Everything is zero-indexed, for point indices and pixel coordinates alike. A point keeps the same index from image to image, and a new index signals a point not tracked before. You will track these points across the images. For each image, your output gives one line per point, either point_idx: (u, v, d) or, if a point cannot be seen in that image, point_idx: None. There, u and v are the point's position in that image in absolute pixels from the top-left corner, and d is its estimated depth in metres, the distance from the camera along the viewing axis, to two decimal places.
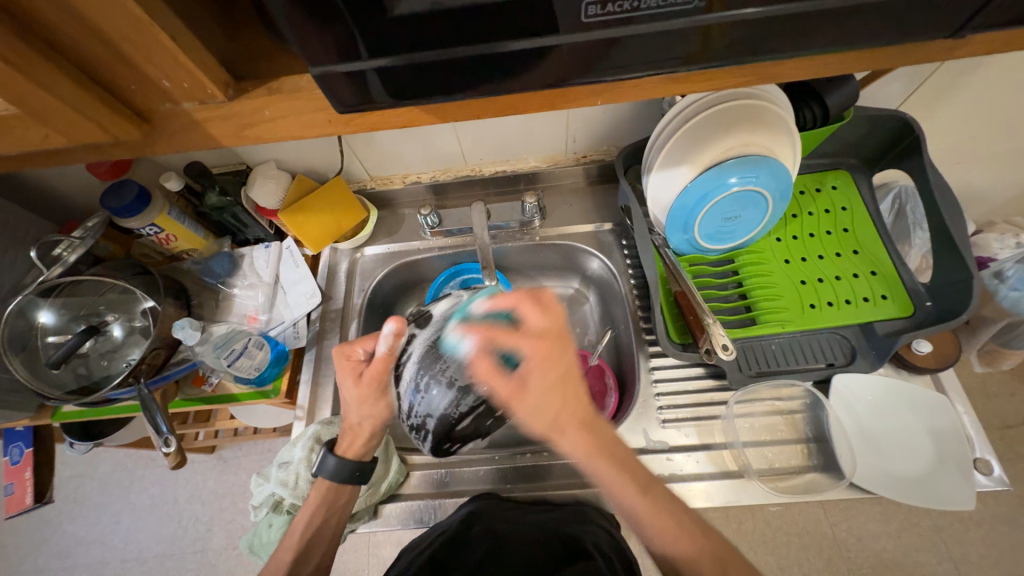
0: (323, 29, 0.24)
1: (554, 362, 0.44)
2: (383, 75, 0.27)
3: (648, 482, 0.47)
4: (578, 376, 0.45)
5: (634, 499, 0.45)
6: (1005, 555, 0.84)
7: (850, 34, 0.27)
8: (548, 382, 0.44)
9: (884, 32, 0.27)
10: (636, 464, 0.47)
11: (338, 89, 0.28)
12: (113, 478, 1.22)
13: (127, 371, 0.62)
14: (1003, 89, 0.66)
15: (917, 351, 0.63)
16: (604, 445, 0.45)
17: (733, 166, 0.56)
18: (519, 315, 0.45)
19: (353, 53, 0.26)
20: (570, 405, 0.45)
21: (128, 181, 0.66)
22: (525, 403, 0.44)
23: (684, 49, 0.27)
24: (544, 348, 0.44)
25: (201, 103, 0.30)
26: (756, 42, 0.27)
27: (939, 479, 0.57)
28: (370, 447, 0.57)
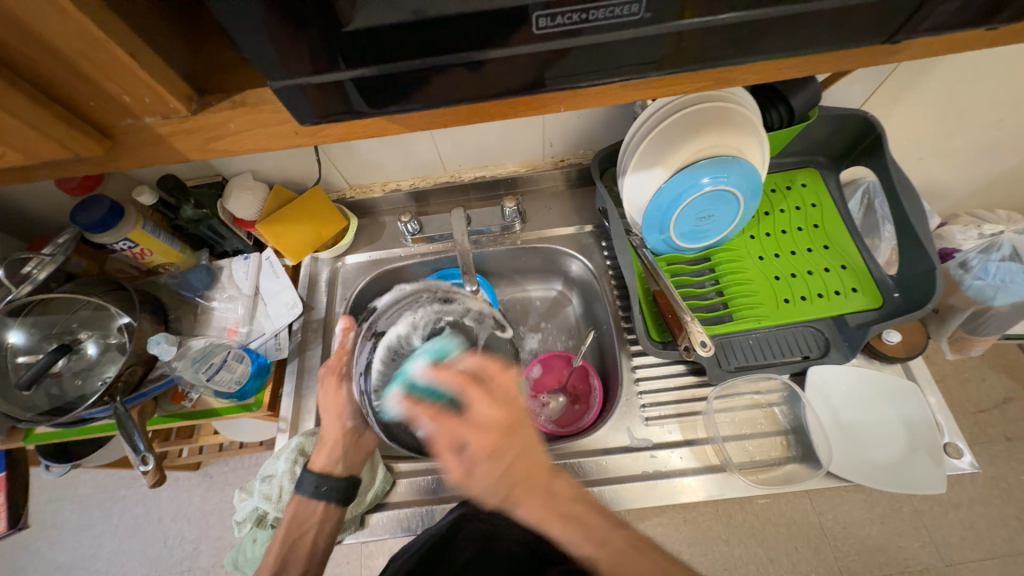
0: (281, 44, 0.25)
1: (513, 445, 0.44)
2: (360, 83, 0.28)
3: (607, 536, 0.42)
4: (531, 453, 0.44)
5: (591, 553, 0.41)
6: (983, 537, 0.86)
7: (795, 40, 0.28)
8: (495, 463, 0.43)
9: (827, 37, 0.28)
10: (593, 515, 0.43)
11: (313, 97, 0.28)
12: (93, 501, 1.19)
13: (101, 390, 0.61)
14: (957, 87, 0.69)
15: (888, 341, 0.66)
16: (559, 510, 0.43)
17: (705, 167, 0.57)
18: (468, 393, 0.45)
19: (313, 67, 0.26)
20: (520, 474, 0.43)
21: (100, 196, 0.65)
22: (474, 484, 0.43)
23: (638, 58, 0.28)
24: (496, 419, 0.44)
25: (164, 117, 0.29)
26: (707, 49, 0.28)
27: (912, 465, 0.59)
28: (337, 461, 0.59)
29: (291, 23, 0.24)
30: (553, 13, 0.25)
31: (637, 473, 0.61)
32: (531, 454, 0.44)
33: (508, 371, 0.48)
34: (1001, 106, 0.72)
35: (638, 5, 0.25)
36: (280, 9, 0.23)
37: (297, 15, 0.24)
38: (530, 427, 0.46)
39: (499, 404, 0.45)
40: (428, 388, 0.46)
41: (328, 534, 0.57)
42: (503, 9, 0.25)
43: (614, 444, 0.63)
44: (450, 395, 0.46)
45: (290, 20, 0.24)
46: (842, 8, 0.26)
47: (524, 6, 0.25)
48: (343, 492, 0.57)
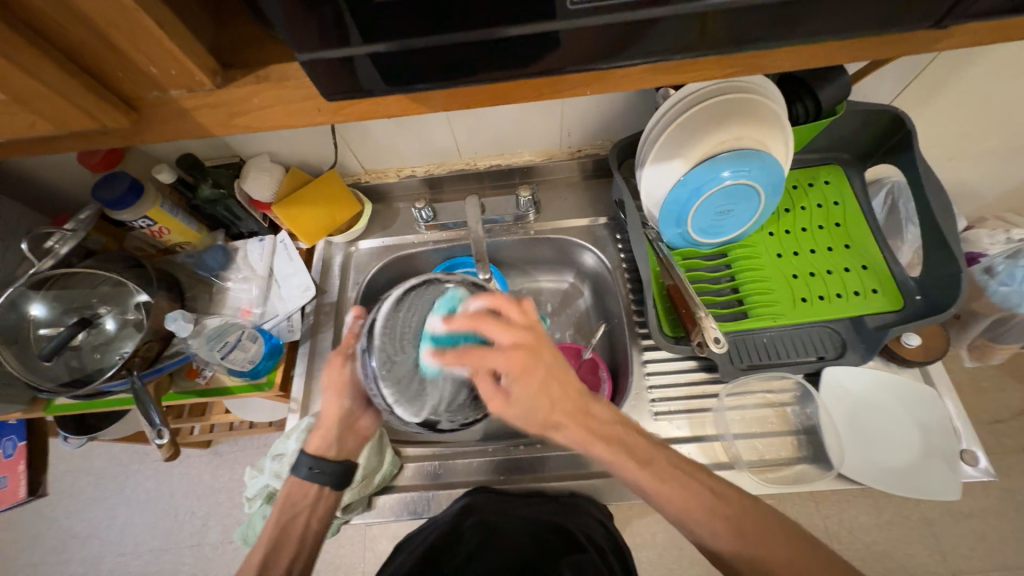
0: (308, 17, 0.25)
1: (538, 358, 0.44)
2: (376, 60, 0.27)
3: (649, 455, 0.45)
4: (559, 376, 0.45)
5: (633, 472, 0.44)
6: (994, 548, 0.85)
7: (832, 23, 0.27)
8: (533, 394, 0.43)
9: (866, 20, 0.27)
10: (631, 437, 0.46)
11: (325, 76, 0.28)
12: (108, 473, 1.22)
13: (120, 363, 0.62)
14: (992, 84, 0.66)
15: (906, 344, 0.64)
16: (601, 434, 0.45)
17: (726, 160, 0.56)
18: (485, 329, 0.42)
19: (337, 41, 0.26)
20: (557, 403, 0.44)
21: (121, 173, 0.65)
22: (512, 411, 0.42)
23: (666, 40, 0.28)
24: (520, 343, 0.43)
25: (190, 91, 0.29)
26: (739, 31, 0.27)
27: (926, 470, 0.58)
28: (332, 444, 0.55)
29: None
30: None
31: None
32: (562, 377, 0.45)
33: (521, 302, 0.45)
34: None
35: None
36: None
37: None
38: (553, 349, 0.45)
39: (517, 329, 0.43)
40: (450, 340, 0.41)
41: (319, 517, 0.56)
42: None
43: None
44: (471, 338, 0.42)
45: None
46: None
47: None
48: (336, 476, 0.55)
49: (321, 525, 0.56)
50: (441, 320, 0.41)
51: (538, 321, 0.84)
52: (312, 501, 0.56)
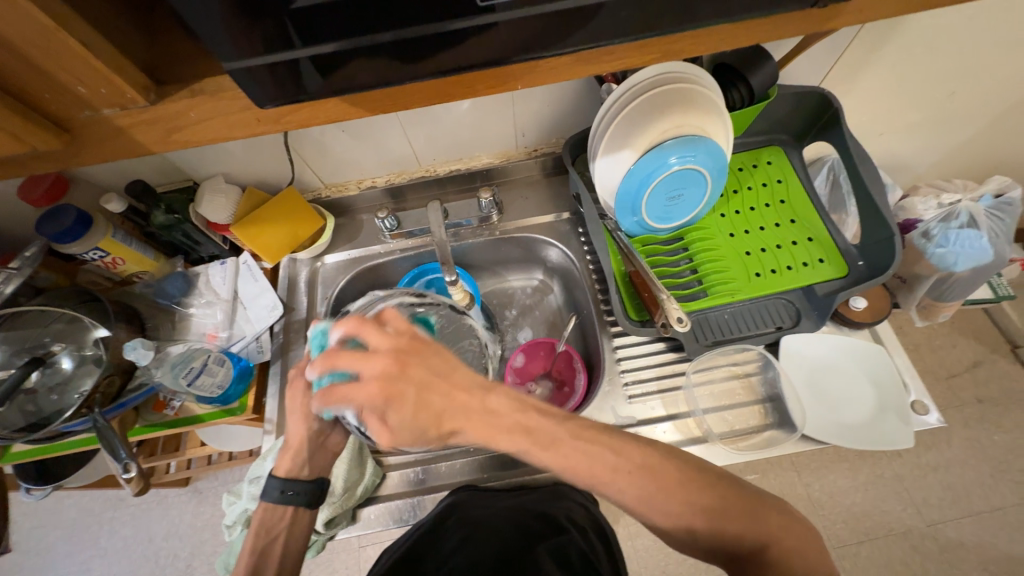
0: (234, 28, 0.25)
1: (409, 361, 0.47)
2: (317, 63, 0.28)
3: (555, 437, 0.45)
4: (434, 387, 0.46)
5: (541, 457, 0.44)
6: (960, 496, 0.90)
7: (728, 7, 0.30)
8: (406, 416, 0.45)
9: (756, 4, 0.30)
10: (535, 417, 0.46)
11: (261, 82, 0.28)
12: (79, 525, 1.16)
13: (79, 401, 0.60)
14: (906, 62, 0.72)
15: (854, 307, 0.68)
16: (500, 428, 0.45)
17: (671, 146, 0.58)
18: (343, 364, 0.46)
19: (265, 49, 0.27)
20: (446, 411, 0.46)
21: (66, 205, 0.63)
22: (398, 438, 0.46)
23: (582, 29, 0.30)
24: (384, 367, 0.46)
25: (123, 109, 0.30)
26: (646, 18, 0.30)
27: (881, 424, 0.62)
28: (302, 465, 0.57)
29: (240, 6, 0.25)
30: None
31: None
32: (437, 388, 0.46)
33: (381, 319, 0.48)
34: (949, 78, 0.75)
35: None
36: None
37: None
38: (421, 359, 0.47)
39: (383, 344, 0.47)
40: (326, 375, 0.48)
41: (298, 537, 0.56)
42: None
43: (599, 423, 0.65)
44: (340, 372, 0.48)
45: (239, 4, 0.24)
46: None
47: None
48: (310, 494, 0.56)
49: (299, 543, 0.56)
50: (314, 357, 0.50)
51: (510, 321, 0.85)
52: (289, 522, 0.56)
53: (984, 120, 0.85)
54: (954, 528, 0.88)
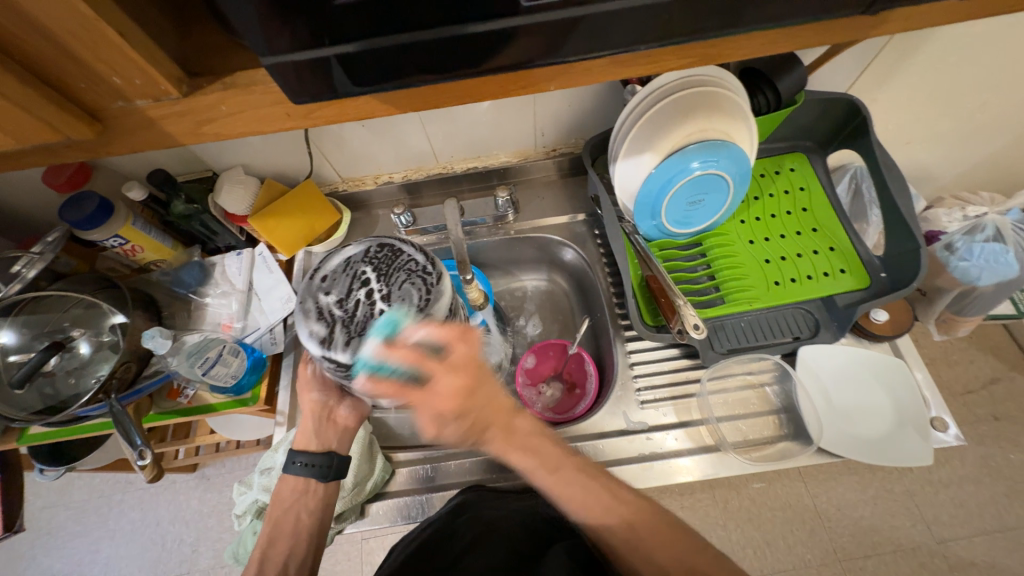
0: (271, 23, 0.25)
1: (474, 392, 0.49)
2: (351, 61, 0.28)
3: (558, 463, 0.51)
4: (494, 408, 0.51)
5: (544, 479, 0.51)
6: (972, 515, 0.88)
7: (774, 11, 0.29)
8: (459, 426, 0.49)
9: (804, 8, 0.29)
10: (548, 446, 0.52)
11: (295, 79, 0.28)
12: (89, 506, 1.18)
13: (96, 387, 0.60)
14: (937, 71, 0.70)
15: (875, 320, 0.67)
16: (518, 446, 0.52)
17: (694, 151, 0.58)
18: (425, 366, 0.45)
19: (300, 45, 0.27)
20: (486, 416, 0.51)
21: (89, 192, 0.64)
22: (441, 433, 0.49)
23: (623, 32, 0.29)
24: (458, 388, 0.47)
25: (156, 100, 0.29)
26: (688, 22, 0.29)
27: (899, 439, 0.61)
28: (314, 434, 0.57)
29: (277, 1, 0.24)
30: None
31: (634, 455, 0.62)
32: (493, 402, 0.51)
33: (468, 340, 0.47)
34: (981, 88, 0.73)
35: None
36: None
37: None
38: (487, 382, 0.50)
39: (456, 369, 0.47)
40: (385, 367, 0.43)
41: (311, 510, 0.55)
42: None
43: (610, 428, 0.65)
44: (404, 369, 0.44)
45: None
46: None
47: None
48: (324, 467, 0.55)
49: (312, 518, 0.55)
50: (380, 345, 0.43)
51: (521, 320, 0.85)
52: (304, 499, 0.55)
53: (1016, 131, 0.83)
54: (964, 547, 0.86)
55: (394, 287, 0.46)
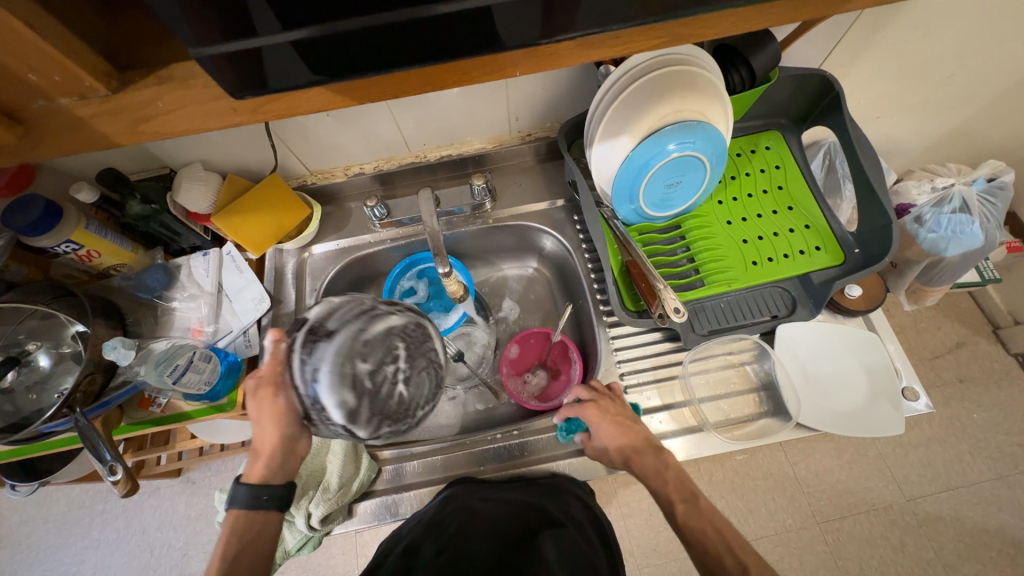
0: (198, 9, 0.23)
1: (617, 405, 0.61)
2: (298, 48, 0.26)
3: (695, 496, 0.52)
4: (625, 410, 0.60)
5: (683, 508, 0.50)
6: (939, 473, 0.92)
7: None
8: (614, 414, 0.59)
9: None
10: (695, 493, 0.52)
11: (237, 71, 0.26)
12: (70, 517, 1.15)
13: (59, 401, 0.56)
14: (906, 45, 0.70)
15: (849, 296, 0.68)
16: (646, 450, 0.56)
17: (670, 133, 0.57)
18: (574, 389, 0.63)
19: (235, 33, 0.24)
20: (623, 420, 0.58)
21: (33, 195, 0.59)
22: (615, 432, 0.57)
23: (585, 18, 0.28)
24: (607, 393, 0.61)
25: (81, 98, 0.27)
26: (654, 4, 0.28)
27: (873, 411, 0.62)
28: (279, 470, 0.52)
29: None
30: None
31: None
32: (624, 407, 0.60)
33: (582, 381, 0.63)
34: (949, 60, 0.74)
35: None
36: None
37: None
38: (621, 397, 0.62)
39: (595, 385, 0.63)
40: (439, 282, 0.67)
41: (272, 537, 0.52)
42: None
43: None
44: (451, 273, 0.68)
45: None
46: None
47: None
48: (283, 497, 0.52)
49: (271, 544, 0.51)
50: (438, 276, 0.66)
51: (501, 308, 0.84)
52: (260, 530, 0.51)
53: (982, 103, 0.84)
54: (933, 503, 0.91)
55: (419, 373, 0.41)
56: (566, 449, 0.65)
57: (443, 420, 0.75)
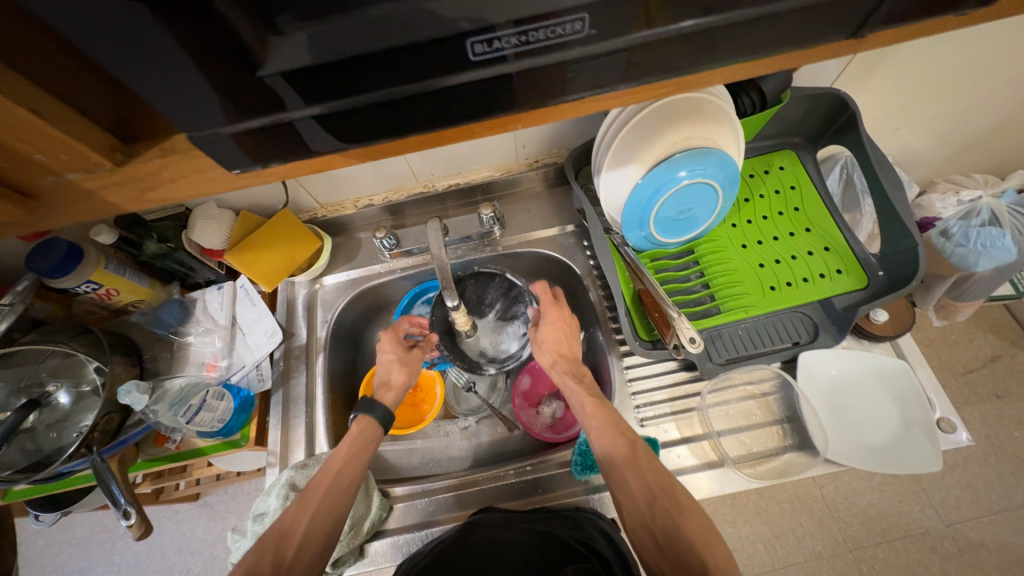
0: (223, 92, 0.26)
1: (569, 322, 0.66)
2: (320, 119, 0.29)
3: (611, 415, 0.56)
4: (567, 330, 0.65)
5: (596, 429, 0.55)
6: (980, 495, 0.85)
7: (748, 45, 0.29)
8: (556, 330, 0.65)
9: (778, 37, 0.29)
10: (616, 417, 0.55)
11: (268, 139, 0.30)
12: (93, 542, 1.16)
13: (78, 440, 0.57)
14: (921, 60, 0.68)
15: (876, 320, 0.65)
16: (577, 376, 0.61)
17: (681, 160, 0.55)
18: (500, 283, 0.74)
19: (258, 110, 0.28)
20: (561, 341, 0.64)
21: (55, 239, 0.60)
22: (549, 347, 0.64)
23: (583, 77, 0.30)
24: (561, 315, 0.66)
25: (88, 172, 0.34)
26: (654, 63, 0.29)
27: (905, 444, 0.59)
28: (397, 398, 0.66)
29: (237, 72, 0.25)
30: (488, 39, 0.26)
31: None
32: (567, 329, 0.65)
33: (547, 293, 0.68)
34: (970, 70, 0.71)
35: (581, 23, 0.26)
36: (221, 64, 0.25)
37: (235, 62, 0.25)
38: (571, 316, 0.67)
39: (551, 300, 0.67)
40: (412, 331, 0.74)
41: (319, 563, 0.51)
42: (441, 42, 0.26)
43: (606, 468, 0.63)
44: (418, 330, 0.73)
45: (236, 71, 0.25)
46: (792, 10, 0.27)
47: (456, 36, 0.26)
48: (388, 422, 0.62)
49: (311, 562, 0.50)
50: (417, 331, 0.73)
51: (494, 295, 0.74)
52: (339, 483, 0.55)
53: (1005, 112, 0.81)
54: (974, 528, 0.83)
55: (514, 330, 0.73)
56: (583, 484, 0.62)
57: (454, 451, 0.75)
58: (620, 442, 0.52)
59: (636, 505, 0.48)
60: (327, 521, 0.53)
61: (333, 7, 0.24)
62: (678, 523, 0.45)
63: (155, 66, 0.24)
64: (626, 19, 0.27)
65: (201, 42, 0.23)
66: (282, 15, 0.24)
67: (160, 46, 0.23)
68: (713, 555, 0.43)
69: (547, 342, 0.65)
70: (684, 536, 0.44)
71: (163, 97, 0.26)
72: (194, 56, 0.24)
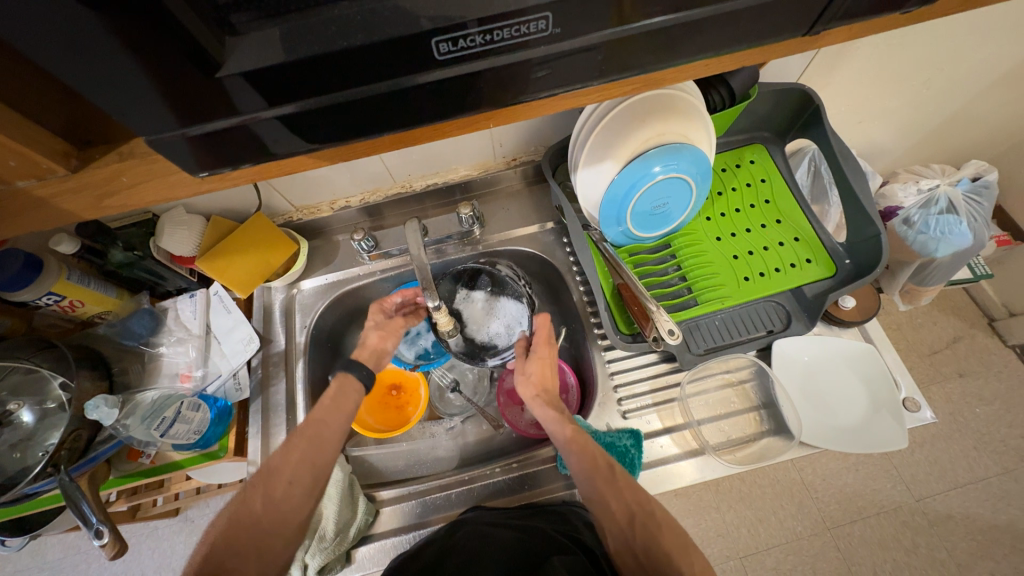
0: (179, 94, 0.25)
1: (549, 352, 0.65)
2: (287, 120, 0.29)
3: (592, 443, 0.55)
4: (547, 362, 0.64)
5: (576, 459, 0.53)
6: (945, 469, 0.89)
7: (710, 42, 0.30)
8: (538, 363, 0.64)
9: (737, 35, 0.30)
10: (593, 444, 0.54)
11: (232, 143, 0.29)
12: (66, 564, 1.11)
13: (44, 459, 0.54)
14: (880, 55, 0.71)
15: (843, 307, 0.68)
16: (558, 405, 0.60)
17: (655, 155, 0.56)
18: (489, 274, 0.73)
19: (219, 112, 0.27)
20: (542, 374, 0.63)
21: (11, 250, 0.57)
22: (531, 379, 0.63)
23: (551, 75, 0.30)
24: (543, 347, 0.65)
25: (41, 179, 0.32)
26: (619, 61, 0.30)
27: (874, 424, 0.62)
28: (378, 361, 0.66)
29: (194, 75, 0.25)
30: (453, 38, 0.26)
31: None
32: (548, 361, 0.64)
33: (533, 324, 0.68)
34: (925, 65, 0.74)
35: (545, 22, 0.26)
36: (176, 66, 0.24)
37: (192, 64, 0.24)
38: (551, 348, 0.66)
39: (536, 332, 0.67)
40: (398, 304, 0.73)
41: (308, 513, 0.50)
42: (406, 41, 0.26)
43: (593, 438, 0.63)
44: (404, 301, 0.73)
45: (192, 74, 0.25)
46: (749, 7, 0.28)
47: (421, 36, 0.26)
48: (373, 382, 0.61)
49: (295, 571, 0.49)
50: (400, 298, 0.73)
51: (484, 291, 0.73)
52: (324, 434, 0.53)
53: (960, 104, 0.84)
54: (942, 501, 0.87)
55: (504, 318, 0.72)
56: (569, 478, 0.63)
57: (440, 452, 0.75)
58: (599, 468, 0.52)
59: (616, 528, 0.48)
60: (311, 469, 0.50)
61: (290, 6, 0.24)
62: (657, 538, 0.46)
63: (104, 67, 0.23)
64: (589, 18, 0.27)
65: (154, 43, 0.23)
66: (239, 15, 0.24)
67: (110, 47, 0.22)
68: (690, 566, 0.44)
69: (531, 374, 0.64)
70: (660, 548, 0.45)
71: (115, 100, 0.25)
72: (147, 59, 0.23)
